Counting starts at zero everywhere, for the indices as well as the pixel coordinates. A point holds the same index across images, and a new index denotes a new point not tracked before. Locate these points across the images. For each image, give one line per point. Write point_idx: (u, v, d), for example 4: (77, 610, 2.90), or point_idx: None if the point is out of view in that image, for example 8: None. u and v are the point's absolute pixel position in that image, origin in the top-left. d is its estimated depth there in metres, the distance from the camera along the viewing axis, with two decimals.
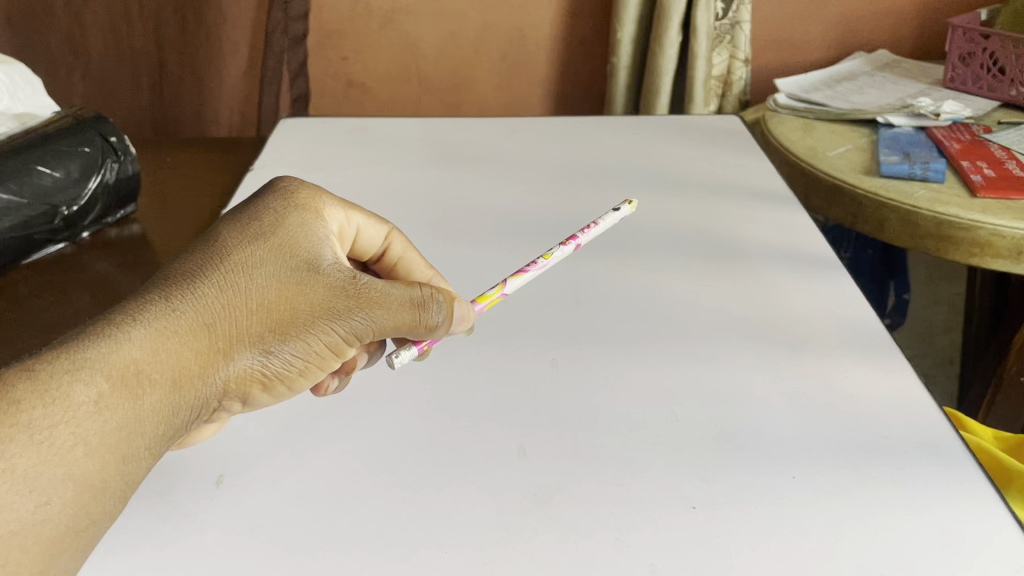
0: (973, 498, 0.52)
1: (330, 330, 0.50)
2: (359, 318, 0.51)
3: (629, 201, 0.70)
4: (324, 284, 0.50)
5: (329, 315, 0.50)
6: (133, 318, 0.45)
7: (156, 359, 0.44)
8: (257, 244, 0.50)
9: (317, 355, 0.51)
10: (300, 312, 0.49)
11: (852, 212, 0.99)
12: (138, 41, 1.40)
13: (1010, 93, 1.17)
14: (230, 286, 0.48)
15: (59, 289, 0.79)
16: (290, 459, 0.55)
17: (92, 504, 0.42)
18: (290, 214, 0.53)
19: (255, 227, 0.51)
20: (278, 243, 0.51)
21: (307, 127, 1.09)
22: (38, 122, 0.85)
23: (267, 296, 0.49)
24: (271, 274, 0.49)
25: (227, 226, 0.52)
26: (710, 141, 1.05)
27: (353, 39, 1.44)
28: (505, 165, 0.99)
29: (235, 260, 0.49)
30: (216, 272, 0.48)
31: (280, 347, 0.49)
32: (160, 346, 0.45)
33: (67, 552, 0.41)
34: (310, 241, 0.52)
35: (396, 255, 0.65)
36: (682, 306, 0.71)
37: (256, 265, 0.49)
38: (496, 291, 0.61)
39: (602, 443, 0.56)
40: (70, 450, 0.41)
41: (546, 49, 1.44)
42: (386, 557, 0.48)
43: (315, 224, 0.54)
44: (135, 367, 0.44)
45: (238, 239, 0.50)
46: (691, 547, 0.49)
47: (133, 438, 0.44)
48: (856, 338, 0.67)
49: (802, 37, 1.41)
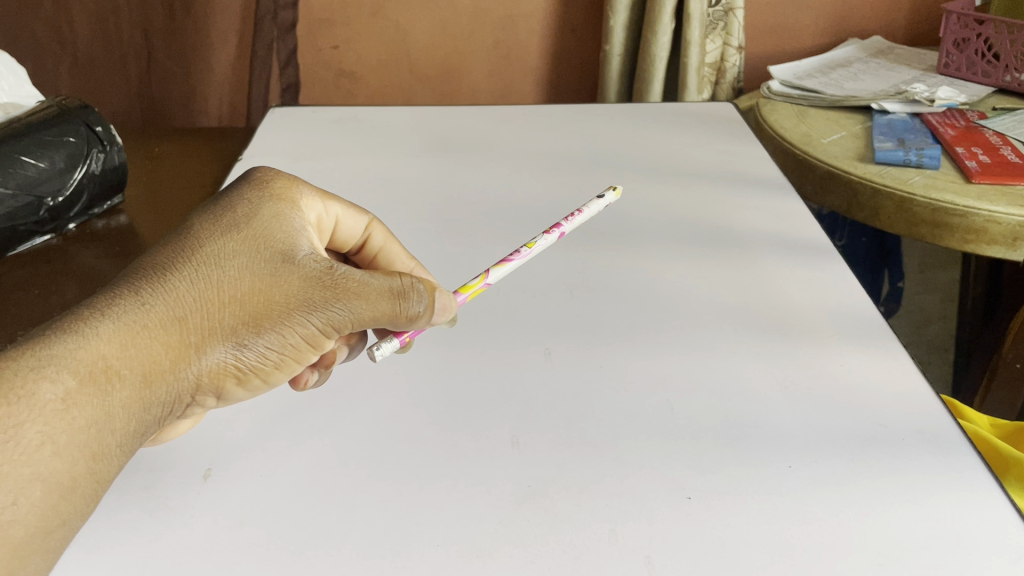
0: (973, 488, 0.51)
1: (305, 322, 0.49)
2: (336, 308, 0.50)
3: (612, 189, 0.70)
4: (298, 274, 0.49)
5: (303, 307, 0.49)
6: (102, 312, 0.44)
7: (126, 355, 0.44)
8: (230, 236, 0.50)
9: (292, 347, 0.49)
10: (274, 303, 0.48)
11: (847, 199, 0.99)
12: (126, 31, 1.39)
13: (1005, 79, 1.17)
14: (201, 279, 0.47)
15: (46, 281, 0.78)
16: (280, 452, 0.55)
17: (62, 503, 0.41)
18: (264, 205, 0.53)
19: (228, 219, 0.51)
20: (251, 234, 0.50)
21: (296, 117, 1.08)
22: (23, 112, 0.83)
23: (239, 288, 0.48)
24: (244, 266, 0.49)
25: (199, 219, 0.51)
26: (704, 129, 1.04)
27: (343, 28, 1.42)
28: (497, 154, 0.98)
29: (207, 253, 0.49)
30: (187, 265, 0.48)
31: (254, 340, 0.48)
32: (129, 341, 0.44)
33: (38, 553, 0.40)
34: (284, 232, 0.52)
35: (377, 246, 0.65)
36: (677, 295, 0.71)
37: (229, 257, 0.49)
38: (479, 281, 0.61)
39: (596, 434, 0.55)
40: (37, 448, 0.40)
41: (538, 36, 1.43)
42: (377, 551, 0.48)
43: (289, 215, 0.53)
44: (104, 362, 0.43)
45: (210, 232, 0.50)
46: (687, 539, 0.48)
47: (102, 435, 0.43)
48: (852, 326, 0.66)
49: (794, 23, 1.40)
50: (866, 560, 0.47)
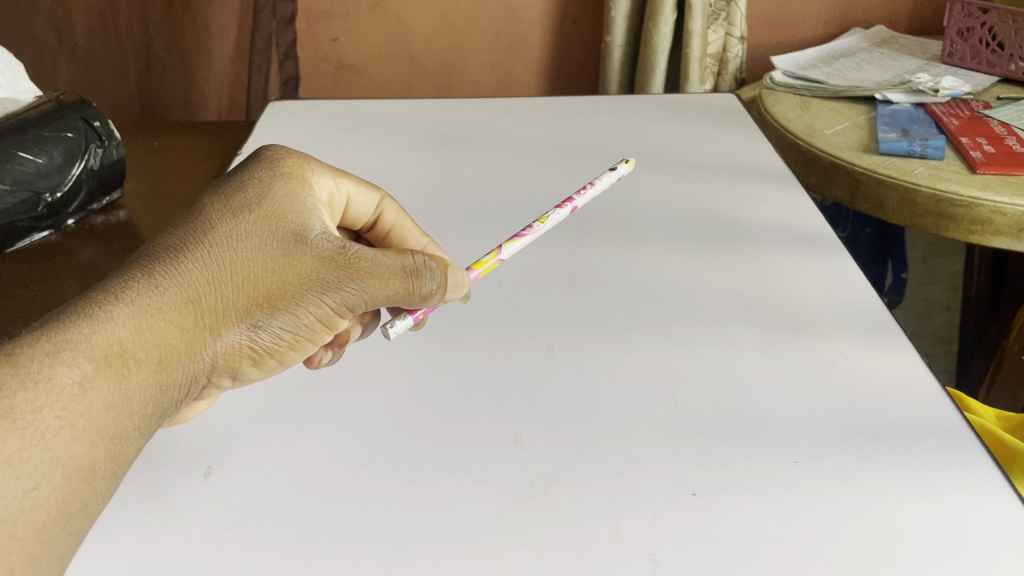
0: (982, 484, 0.51)
1: (319, 302, 0.49)
2: (350, 289, 0.49)
3: (626, 159, 0.69)
4: (311, 254, 0.49)
5: (317, 287, 0.48)
6: (117, 295, 0.44)
7: (141, 338, 0.43)
8: (243, 216, 0.49)
9: (306, 327, 0.49)
10: (288, 283, 0.48)
11: (851, 190, 0.98)
12: (124, 24, 1.38)
13: (1010, 68, 1.16)
14: (215, 260, 0.47)
15: (46, 276, 0.77)
16: (280, 449, 0.54)
17: (82, 487, 0.41)
18: (276, 184, 0.52)
19: (240, 199, 0.50)
20: (263, 214, 0.50)
21: (296, 110, 1.07)
22: (20, 107, 0.83)
23: (253, 269, 0.47)
24: (257, 247, 0.48)
25: (211, 198, 0.50)
26: (707, 120, 1.03)
27: (344, 21, 1.41)
28: (499, 146, 0.97)
29: (220, 234, 0.48)
30: (201, 246, 0.47)
31: (269, 321, 0.47)
32: (143, 324, 0.44)
33: (60, 538, 0.40)
34: (296, 211, 0.51)
35: (389, 223, 0.64)
36: (680, 289, 0.70)
37: (242, 238, 0.48)
38: (491, 257, 0.60)
39: (600, 430, 0.55)
40: (55, 432, 0.40)
41: (539, 27, 1.42)
42: (379, 550, 0.47)
43: (300, 194, 0.53)
44: (119, 346, 0.43)
45: (222, 212, 0.49)
46: (692, 537, 0.48)
47: (121, 418, 0.43)
48: (856, 319, 0.66)
49: (797, 12, 1.39)
50: (874, 557, 0.46)
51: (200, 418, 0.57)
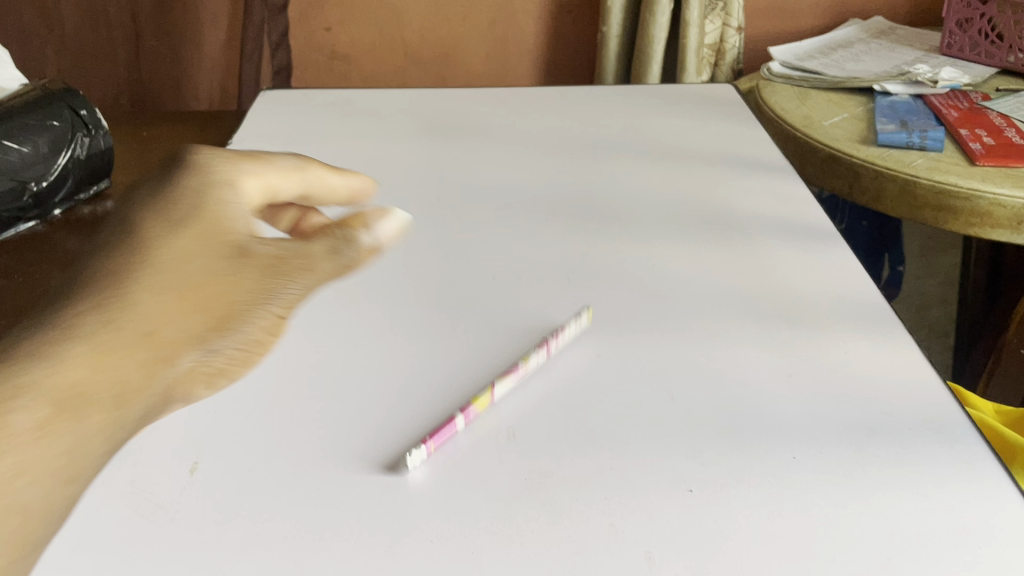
0: (984, 480, 0.50)
1: (264, 310, 0.41)
2: (290, 289, 0.42)
3: None
4: (250, 260, 0.41)
5: (264, 294, 0.41)
6: (26, 336, 0.35)
7: (74, 383, 0.35)
8: (160, 223, 0.40)
9: (257, 343, 0.41)
10: (234, 298, 0.40)
11: (849, 182, 0.97)
12: (114, 13, 1.37)
13: (1009, 60, 1.15)
14: (140, 280, 0.38)
15: (31, 267, 0.76)
16: (268, 444, 0.53)
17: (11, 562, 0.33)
18: (189, 178, 0.43)
19: (155, 200, 0.41)
20: (183, 216, 0.41)
21: (287, 99, 1.06)
22: (5, 94, 0.81)
23: (223, 268, 0.40)
24: (186, 260, 0.40)
25: (123, 206, 0.41)
26: (704, 110, 1.02)
27: (337, 10, 1.40)
28: (494, 136, 0.96)
29: (139, 248, 0.39)
30: (120, 265, 0.38)
31: (221, 342, 0.40)
32: (66, 368, 0.35)
33: None
34: (219, 207, 0.42)
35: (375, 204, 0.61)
36: (678, 281, 0.69)
37: (167, 250, 0.39)
38: None
39: (594, 424, 0.54)
40: (12, 482, 0.33)
41: (534, 17, 1.40)
42: (369, 547, 0.46)
43: (219, 187, 0.43)
44: (41, 398, 0.34)
45: (139, 220, 0.40)
46: (688, 534, 0.47)
47: (57, 477, 0.35)
48: (856, 312, 0.65)
49: (795, 3, 1.38)
50: (875, 555, 0.45)
51: (188, 412, 0.55)
